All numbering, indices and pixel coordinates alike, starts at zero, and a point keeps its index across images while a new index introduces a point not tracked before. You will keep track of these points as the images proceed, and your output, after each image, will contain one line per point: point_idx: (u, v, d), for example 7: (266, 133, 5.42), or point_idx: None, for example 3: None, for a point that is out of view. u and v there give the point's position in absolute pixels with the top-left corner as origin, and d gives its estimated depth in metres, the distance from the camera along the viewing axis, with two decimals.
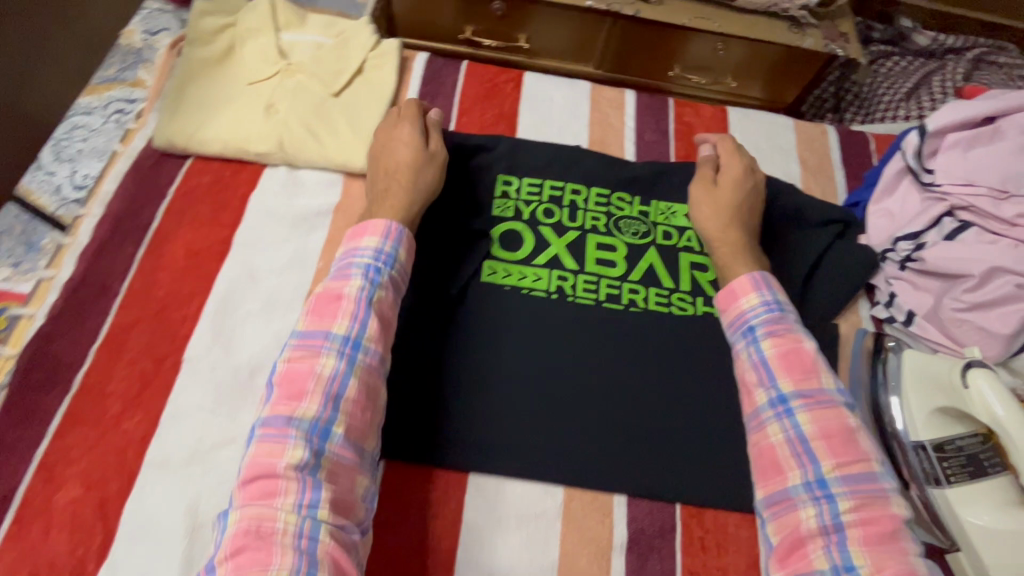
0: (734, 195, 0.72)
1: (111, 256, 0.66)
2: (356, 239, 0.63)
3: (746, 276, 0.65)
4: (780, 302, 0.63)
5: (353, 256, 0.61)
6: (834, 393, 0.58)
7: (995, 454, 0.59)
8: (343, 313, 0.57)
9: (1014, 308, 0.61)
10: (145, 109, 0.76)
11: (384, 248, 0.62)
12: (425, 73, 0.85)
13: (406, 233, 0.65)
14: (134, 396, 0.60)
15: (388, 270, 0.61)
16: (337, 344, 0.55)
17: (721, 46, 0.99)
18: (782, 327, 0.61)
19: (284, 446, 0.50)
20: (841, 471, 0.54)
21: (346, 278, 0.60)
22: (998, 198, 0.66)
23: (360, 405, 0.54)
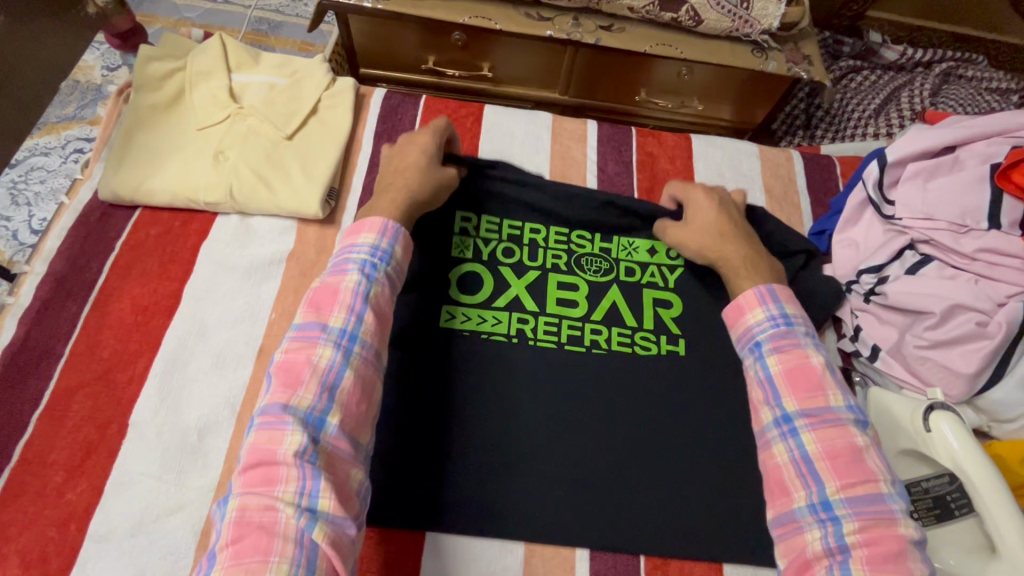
0: (716, 212, 0.71)
1: (56, 318, 0.64)
2: (351, 237, 0.63)
3: (751, 291, 0.64)
4: (788, 316, 0.61)
5: (349, 251, 0.62)
6: (842, 412, 0.55)
7: (963, 495, 0.57)
8: (339, 306, 0.57)
9: (974, 347, 0.60)
10: (92, 159, 0.74)
11: (380, 244, 0.62)
12: (383, 111, 0.84)
13: (403, 231, 0.65)
14: (77, 466, 0.57)
15: (383, 265, 0.61)
16: (335, 336, 0.55)
17: (686, 70, 0.99)
18: (788, 342, 0.60)
19: (283, 432, 0.49)
20: (845, 494, 0.51)
21: (342, 273, 0.60)
22: (958, 232, 0.65)
23: (355, 397, 0.54)
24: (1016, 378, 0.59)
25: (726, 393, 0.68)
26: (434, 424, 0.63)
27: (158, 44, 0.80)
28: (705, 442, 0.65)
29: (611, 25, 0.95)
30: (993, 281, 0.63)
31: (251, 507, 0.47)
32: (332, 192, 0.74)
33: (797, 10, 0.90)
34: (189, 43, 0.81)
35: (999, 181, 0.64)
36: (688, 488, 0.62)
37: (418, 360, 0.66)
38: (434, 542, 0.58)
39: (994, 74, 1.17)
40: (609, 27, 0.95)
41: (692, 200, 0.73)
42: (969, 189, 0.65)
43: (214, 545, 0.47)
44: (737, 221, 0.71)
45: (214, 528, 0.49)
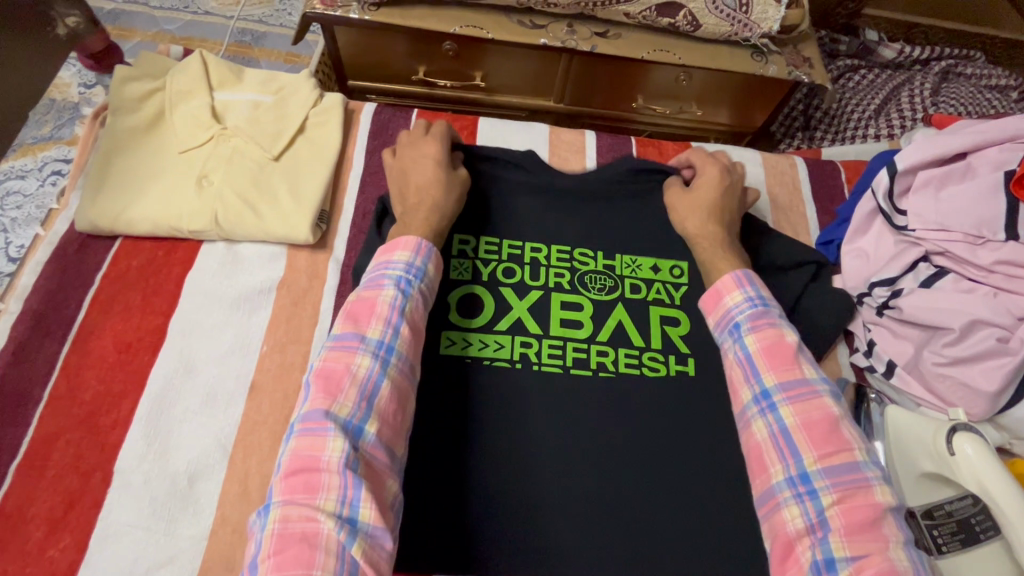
0: (715, 192, 0.72)
1: (33, 358, 0.61)
2: (387, 253, 0.60)
3: (729, 276, 0.61)
4: (765, 297, 0.59)
5: (384, 268, 0.59)
6: (818, 384, 0.54)
7: (987, 518, 0.55)
8: (377, 318, 0.54)
9: (995, 363, 0.57)
10: (67, 187, 0.71)
11: (415, 262, 0.59)
12: (374, 126, 0.80)
13: (435, 251, 0.62)
14: (58, 519, 0.54)
15: (418, 283, 0.59)
16: (372, 347, 0.53)
17: (684, 75, 0.97)
18: (766, 321, 0.58)
19: (325, 438, 0.47)
20: (822, 464, 0.49)
21: (378, 287, 0.57)
22: (974, 243, 0.63)
23: (394, 406, 0.52)
24: None
25: None
26: (431, 458, 0.60)
27: (136, 63, 0.76)
28: (719, 468, 0.62)
29: (606, 32, 0.92)
30: (1011, 294, 0.60)
31: (293, 515, 0.44)
32: (323, 214, 0.71)
33: (797, 13, 0.88)
34: (167, 61, 0.78)
35: (1012, 190, 0.61)
36: (703, 517, 0.60)
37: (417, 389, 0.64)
38: None
39: (994, 71, 1.16)
40: (604, 34, 0.92)
41: (701, 175, 0.74)
42: (982, 198, 0.62)
43: (253, 556, 0.44)
44: (730, 211, 0.72)
45: (253, 539, 0.46)
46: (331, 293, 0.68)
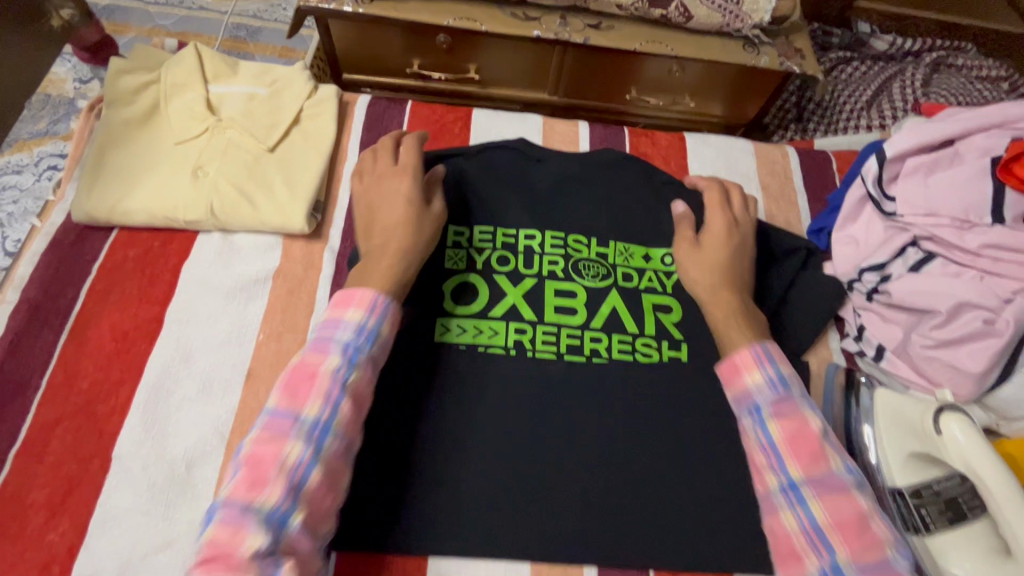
0: (723, 252, 0.68)
1: (30, 347, 0.61)
2: (338, 310, 0.57)
3: (748, 351, 0.59)
4: (785, 378, 0.57)
5: (333, 330, 0.55)
6: (844, 476, 0.52)
7: (974, 496, 0.56)
8: (317, 393, 0.51)
9: (982, 345, 0.58)
10: (63, 179, 0.71)
11: (366, 325, 0.56)
12: (368, 118, 0.81)
13: (391, 307, 0.58)
14: (58, 504, 0.55)
15: (368, 348, 0.55)
16: (307, 427, 0.50)
17: (676, 67, 0.98)
18: (788, 405, 0.56)
19: (244, 533, 0.44)
20: (857, 562, 0.48)
21: (324, 354, 0.54)
22: (961, 228, 0.63)
23: (324, 487, 0.49)
24: None
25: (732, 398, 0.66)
26: (426, 443, 0.61)
27: (131, 56, 0.76)
28: (710, 451, 0.63)
29: (599, 24, 0.93)
30: (997, 277, 0.61)
31: None
32: (318, 204, 0.72)
33: (788, 3, 0.89)
34: (162, 54, 0.78)
35: (998, 174, 0.62)
36: (693, 497, 0.61)
37: (412, 375, 0.65)
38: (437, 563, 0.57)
39: (985, 62, 1.17)
40: (597, 25, 0.93)
41: (708, 228, 0.70)
42: (968, 183, 0.63)
43: None
44: (741, 272, 0.68)
45: None
46: (327, 282, 0.69)
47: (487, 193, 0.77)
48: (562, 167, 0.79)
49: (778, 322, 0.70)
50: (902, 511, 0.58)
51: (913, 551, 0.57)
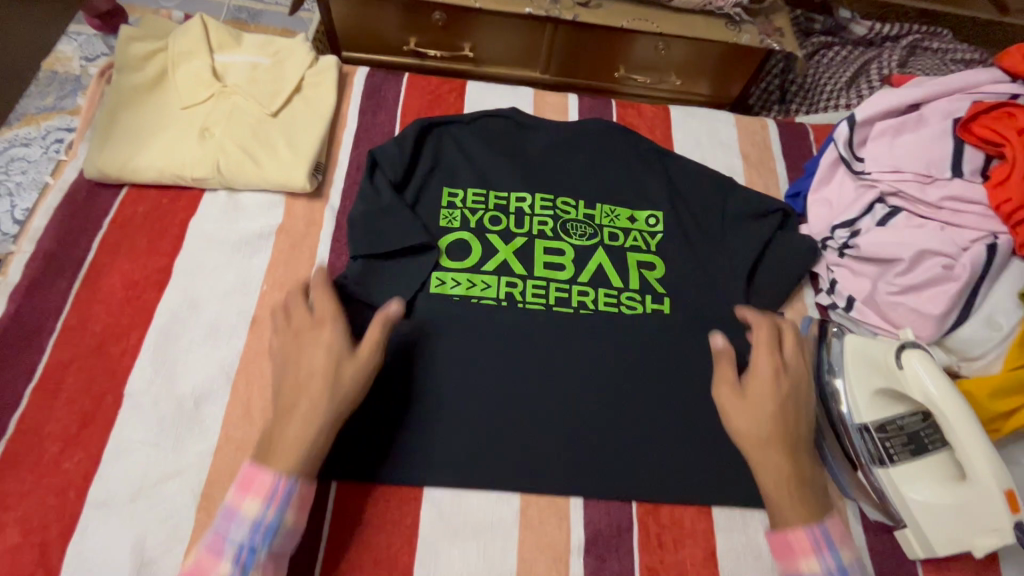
0: (771, 398, 0.59)
1: (44, 293, 0.64)
2: (237, 495, 0.51)
3: (805, 533, 0.54)
4: (846, 568, 0.53)
5: (230, 521, 0.50)
6: None
7: (934, 430, 0.61)
8: None
9: (942, 288, 0.62)
10: (76, 139, 0.74)
11: (265, 519, 0.51)
12: (367, 88, 0.85)
13: (298, 488, 0.52)
14: (73, 436, 0.58)
15: (264, 548, 0.50)
16: None
17: (662, 45, 1.02)
18: None
19: None
20: None
21: (217, 557, 0.49)
22: (924, 182, 0.67)
23: None
24: (983, 316, 0.62)
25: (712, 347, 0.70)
26: (421, 384, 0.64)
27: (139, 26, 0.79)
28: (690, 394, 0.67)
29: (587, 2, 0.97)
30: (957, 227, 0.65)
31: None
32: (319, 165, 0.75)
33: None
34: (170, 25, 0.82)
35: (960, 134, 0.67)
36: (673, 436, 0.65)
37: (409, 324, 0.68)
38: (432, 494, 0.60)
39: (959, 46, 1.21)
40: (585, 3, 0.97)
41: (752, 372, 0.61)
42: (931, 143, 0.68)
43: None
44: (796, 418, 0.59)
45: None
46: (327, 239, 0.72)
47: (480, 159, 0.81)
48: (552, 134, 0.83)
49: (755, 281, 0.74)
50: (868, 445, 0.62)
51: (878, 482, 0.61)
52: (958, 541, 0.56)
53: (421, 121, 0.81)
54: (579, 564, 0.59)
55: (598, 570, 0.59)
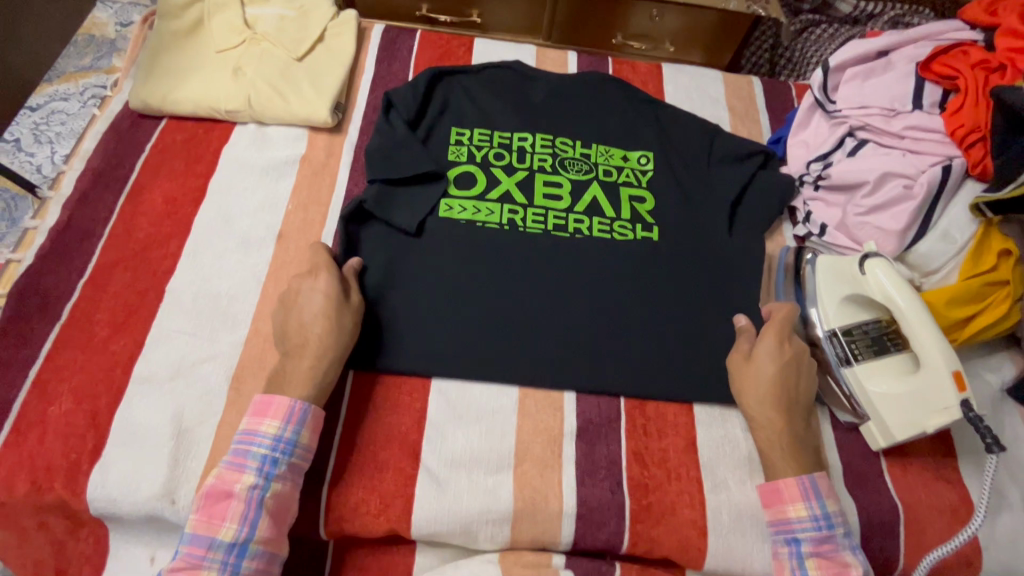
0: (775, 366, 0.64)
1: (94, 205, 0.72)
2: (257, 418, 0.57)
3: (794, 482, 0.60)
4: (829, 516, 0.59)
5: (251, 439, 0.56)
6: None
7: (894, 334, 0.67)
8: (232, 517, 0.53)
9: (902, 207, 0.69)
10: (121, 78, 0.83)
11: (285, 434, 0.57)
12: (383, 42, 0.92)
13: (312, 411, 0.59)
14: (119, 323, 0.65)
15: (285, 460, 0.56)
16: (221, 555, 0.53)
17: (657, 12, 1.13)
18: (827, 548, 0.59)
19: None
20: None
21: (240, 471, 0.55)
22: (888, 116, 0.74)
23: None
24: (938, 231, 0.69)
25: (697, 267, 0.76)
26: (430, 290, 0.70)
27: None
28: (679, 305, 0.72)
29: None
30: (917, 153, 0.71)
31: None
32: (339, 105, 0.82)
33: None
34: None
35: (920, 73, 0.74)
36: (661, 339, 0.70)
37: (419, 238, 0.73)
38: (440, 385, 0.67)
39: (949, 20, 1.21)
40: None
41: (759, 341, 0.67)
42: (896, 83, 0.75)
43: None
44: (798, 386, 0.65)
45: None
46: (345, 166, 0.79)
47: (484, 104, 0.85)
48: (552, 84, 0.88)
49: (737, 213, 0.80)
50: (836, 349, 0.68)
51: (844, 381, 0.67)
52: (911, 423, 0.62)
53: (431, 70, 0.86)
54: (571, 447, 0.65)
55: (589, 453, 0.65)
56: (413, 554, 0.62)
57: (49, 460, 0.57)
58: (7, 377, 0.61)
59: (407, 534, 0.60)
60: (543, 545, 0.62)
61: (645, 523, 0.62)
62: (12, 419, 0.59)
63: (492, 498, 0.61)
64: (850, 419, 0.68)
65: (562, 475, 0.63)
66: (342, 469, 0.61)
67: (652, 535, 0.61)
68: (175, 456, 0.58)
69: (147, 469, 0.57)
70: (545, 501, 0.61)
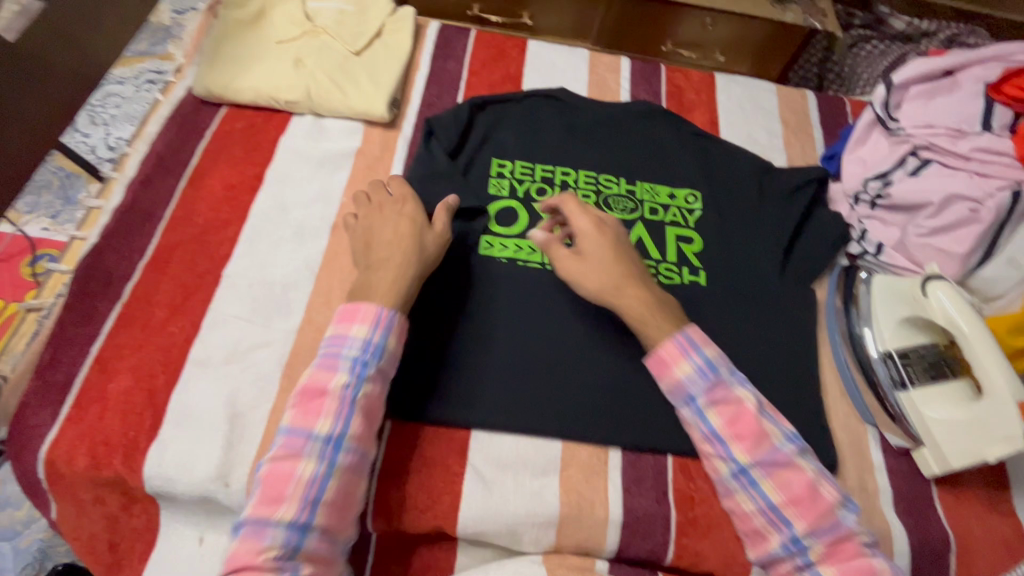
0: (602, 246, 0.65)
1: (156, 188, 0.73)
2: (346, 323, 0.58)
3: (672, 347, 0.60)
4: (714, 363, 0.60)
5: (342, 343, 0.57)
6: (785, 446, 0.57)
7: (953, 360, 0.67)
8: (327, 413, 0.54)
9: (967, 230, 0.68)
10: (185, 65, 0.85)
11: (373, 338, 0.57)
12: (438, 40, 0.92)
13: (397, 319, 0.59)
14: (179, 304, 0.66)
15: (374, 363, 0.56)
16: (318, 447, 0.52)
17: (709, 20, 1.13)
18: (722, 395, 0.59)
19: (260, 548, 0.48)
20: (812, 529, 0.54)
21: (332, 371, 0.55)
22: (955, 136, 0.73)
23: (337, 508, 0.52)
24: (1005, 257, 0.67)
25: (748, 279, 0.75)
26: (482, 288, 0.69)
27: None
28: (728, 322, 0.72)
29: None
30: (985, 176, 0.70)
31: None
32: (396, 101, 0.83)
33: None
34: None
35: (991, 94, 0.72)
36: None
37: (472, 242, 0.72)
38: None
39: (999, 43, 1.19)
40: None
41: (579, 233, 0.67)
42: (964, 102, 0.74)
43: None
44: (630, 259, 0.66)
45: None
46: (399, 161, 0.80)
47: (528, 136, 0.83)
48: (598, 113, 0.86)
49: (788, 260, 0.77)
50: (890, 371, 0.68)
51: (899, 405, 0.67)
52: (970, 452, 0.61)
53: (474, 98, 0.84)
54: (618, 455, 0.64)
55: (635, 463, 0.64)
56: (455, 552, 0.62)
57: (108, 435, 0.58)
58: (70, 352, 0.62)
59: (453, 532, 0.60)
60: (587, 551, 0.61)
61: (690, 536, 0.61)
62: (74, 394, 0.60)
63: (538, 501, 0.60)
64: (903, 442, 0.68)
65: (608, 482, 0.62)
66: (391, 466, 0.61)
67: (697, 548, 0.61)
68: (229, 439, 0.59)
69: (201, 451, 0.58)
70: (591, 507, 0.61)
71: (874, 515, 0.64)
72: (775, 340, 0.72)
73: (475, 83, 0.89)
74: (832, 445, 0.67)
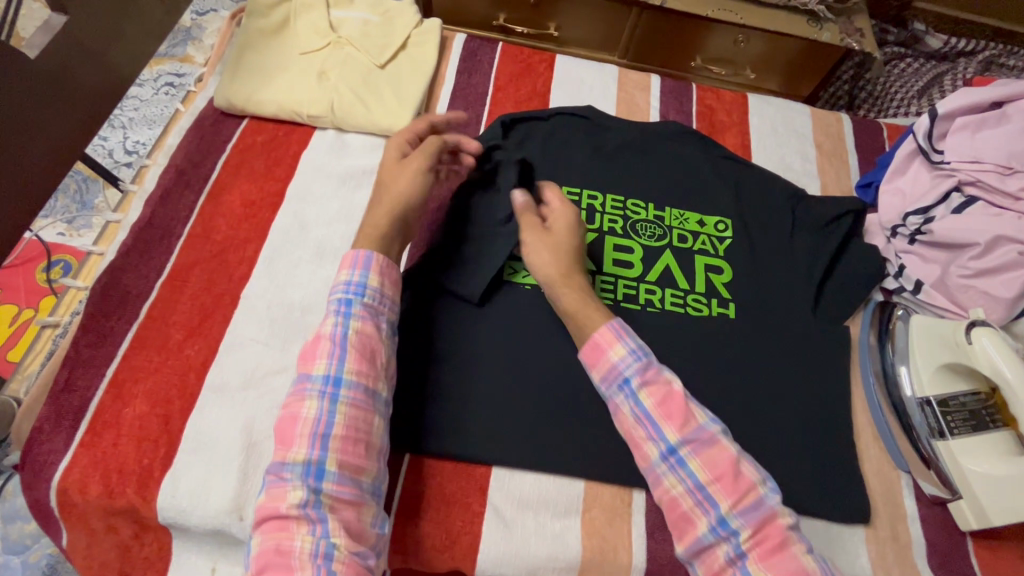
0: (566, 235, 0.66)
1: (175, 203, 0.72)
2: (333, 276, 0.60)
3: (608, 330, 0.58)
4: (645, 347, 0.58)
5: (331, 291, 0.58)
6: (712, 426, 0.54)
7: (994, 409, 0.63)
8: (321, 353, 0.54)
9: (1015, 274, 0.65)
10: (207, 74, 0.83)
11: (354, 278, 0.58)
12: (464, 52, 0.90)
13: (376, 257, 0.59)
14: (195, 326, 0.64)
15: (360, 299, 0.57)
16: (318, 386, 0.53)
17: (741, 37, 1.10)
18: (653, 373, 0.56)
19: (284, 491, 0.49)
20: (737, 509, 0.50)
21: (324, 318, 0.57)
22: (1003, 173, 0.70)
23: (351, 441, 0.51)
24: None
25: (779, 314, 0.72)
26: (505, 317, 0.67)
27: None
28: (758, 358, 0.69)
29: None
30: None
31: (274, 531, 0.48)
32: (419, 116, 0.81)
33: None
34: None
35: None
36: (742, 393, 0.67)
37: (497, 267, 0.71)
38: None
39: None
40: None
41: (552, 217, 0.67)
42: (1014, 138, 0.70)
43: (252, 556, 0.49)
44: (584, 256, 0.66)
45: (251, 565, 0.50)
46: None
47: (554, 155, 0.80)
48: (626, 134, 0.83)
49: (821, 294, 0.75)
50: (929, 419, 0.65)
51: (936, 454, 0.64)
52: (1013, 511, 0.58)
53: (502, 116, 0.82)
54: (642, 498, 0.62)
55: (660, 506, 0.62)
56: None
57: (121, 462, 0.57)
58: (85, 374, 0.60)
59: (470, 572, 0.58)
60: None
61: None
62: (87, 419, 0.58)
63: (560, 544, 0.59)
64: (938, 493, 0.64)
65: (632, 526, 0.60)
66: (409, 501, 0.59)
67: None
68: (243, 469, 0.57)
69: (215, 481, 0.57)
70: (614, 552, 0.59)
71: (906, 568, 0.62)
72: (806, 379, 0.69)
73: (501, 98, 0.87)
74: (864, 491, 0.65)
